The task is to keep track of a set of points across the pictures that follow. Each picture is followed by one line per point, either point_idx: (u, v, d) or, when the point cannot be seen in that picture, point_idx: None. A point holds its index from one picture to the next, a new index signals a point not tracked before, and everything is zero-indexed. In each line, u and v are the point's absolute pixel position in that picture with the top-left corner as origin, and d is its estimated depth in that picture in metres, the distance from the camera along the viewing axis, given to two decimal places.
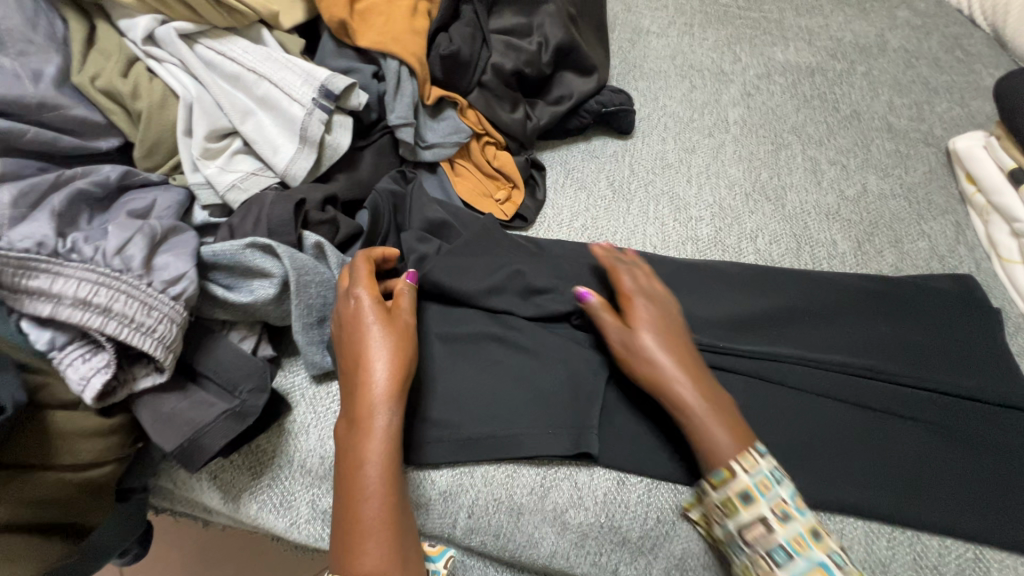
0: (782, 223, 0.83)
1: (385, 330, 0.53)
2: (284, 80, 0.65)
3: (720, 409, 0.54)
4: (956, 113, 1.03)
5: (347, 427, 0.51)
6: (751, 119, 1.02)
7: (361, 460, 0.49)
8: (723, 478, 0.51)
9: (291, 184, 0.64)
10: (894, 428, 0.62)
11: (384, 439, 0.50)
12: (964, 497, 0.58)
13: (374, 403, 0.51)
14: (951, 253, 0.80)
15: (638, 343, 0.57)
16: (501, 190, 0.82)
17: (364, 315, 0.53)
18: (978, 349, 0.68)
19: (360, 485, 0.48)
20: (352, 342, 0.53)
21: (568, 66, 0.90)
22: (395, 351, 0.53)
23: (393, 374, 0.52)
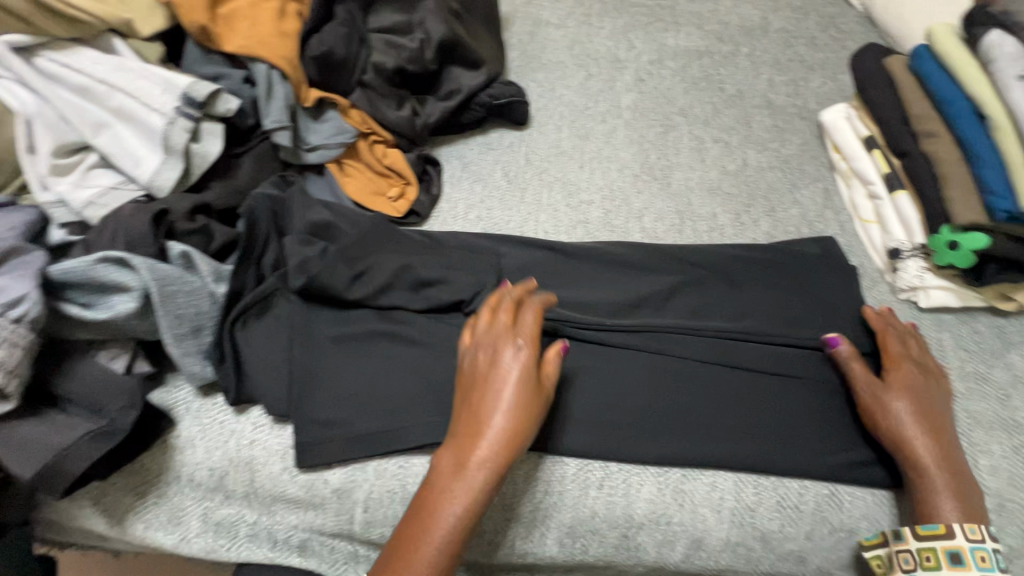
0: (667, 200, 0.88)
1: (519, 379, 0.53)
2: (140, 89, 0.63)
3: (965, 478, 0.57)
4: (828, 88, 1.08)
5: (456, 467, 0.51)
6: (642, 103, 1.03)
7: (447, 495, 0.50)
8: (936, 531, 0.54)
9: (158, 196, 0.63)
10: (765, 383, 0.66)
11: (467, 490, 0.50)
12: (822, 439, 0.63)
13: (482, 442, 0.51)
14: (819, 217, 0.86)
15: (889, 404, 0.60)
16: (394, 187, 0.82)
17: (510, 376, 0.53)
18: (844, 304, 0.73)
19: (415, 536, 0.49)
20: (481, 400, 0.52)
21: (456, 60, 0.91)
22: (527, 409, 0.52)
23: (515, 422, 0.52)
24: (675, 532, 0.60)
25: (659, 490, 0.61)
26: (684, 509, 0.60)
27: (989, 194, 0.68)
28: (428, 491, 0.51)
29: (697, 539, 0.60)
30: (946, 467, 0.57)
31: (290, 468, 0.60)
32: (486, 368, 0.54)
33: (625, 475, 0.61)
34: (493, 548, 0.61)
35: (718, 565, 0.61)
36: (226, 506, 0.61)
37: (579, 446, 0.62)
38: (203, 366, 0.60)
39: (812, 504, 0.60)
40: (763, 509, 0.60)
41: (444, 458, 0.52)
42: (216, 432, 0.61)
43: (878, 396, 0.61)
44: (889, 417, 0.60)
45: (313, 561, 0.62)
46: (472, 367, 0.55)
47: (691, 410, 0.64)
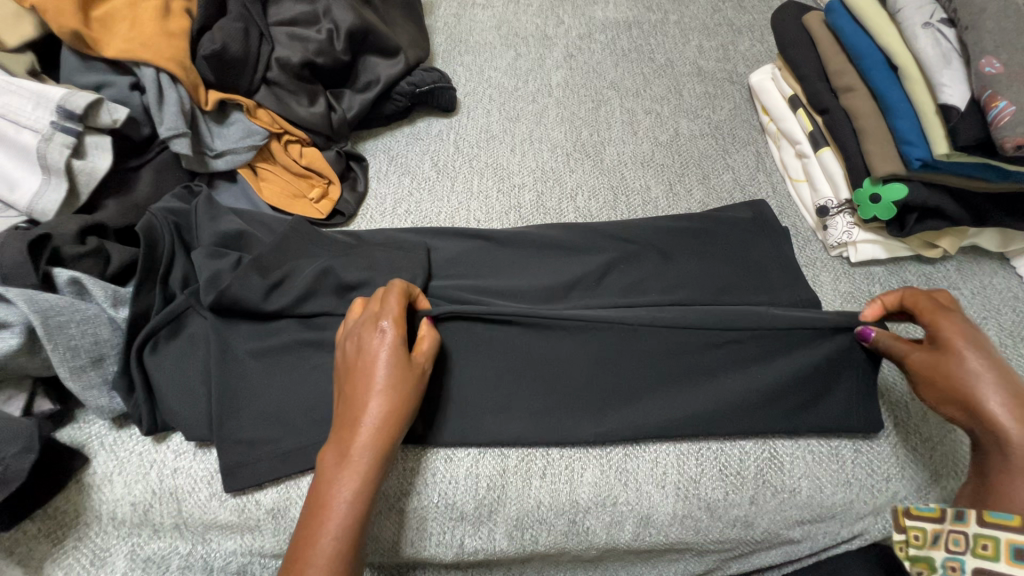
0: (600, 177, 0.87)
1: (382, 353, 0.52)
2: (9, 107, 0.58)
3: None
4: (757, 50, 1.06)
5: (337, 456, 0.50)
6: (572, 80, 0.99)
7: (333, 479, 0.49)
8: (1005, 519, 0.44)
9: (41, 220, 0.58)
10: (712, 351, 0.62)
11: (357, 475, 0.49)
12: (762, 402, 0.61)
13: (358, 419, 0.51)
14: (752, 181, 0.86)
15: (953, 366, 0.50)
16: (315, 188, 0.79)
17: (377, 358, 0.52)
18: (777, 264, 0.73)
19: (315, 525, 0.47)
20: (354, 388, 0.52)
21: (370, 49, 0.86)
22: (400, 392, 0.52)
23: (390, 405, 0.51)
24: (622, 513, 0.59)
25: (602, 472, 0.60)
26: (628, 488, 0.60)
27: (904, 144, 0.69)
28: (318, 485, 0.49)
29: (644, 516, 0.59)
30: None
31: (218, 494, 0.57)
32: (357, 359, 0.53)
33: (567, 461, 0.61)
34: (441, 548, 0.60)
35: (668, 540, 0.61)
36: (156, 540, 0.58)
37: (516, 432, 0.60)
38: (109, 398, 0.56)
39: (753, 470, 0.61)
40: (706, 479, 0.60)
41: (327, 452, 0.50)
42: (135, 464, 0.58)
43: (931, 363, 0.52)
44: (950, 386, 0.50)
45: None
46: (348, 359, 0.54)
47: (627, 384, 0.62)
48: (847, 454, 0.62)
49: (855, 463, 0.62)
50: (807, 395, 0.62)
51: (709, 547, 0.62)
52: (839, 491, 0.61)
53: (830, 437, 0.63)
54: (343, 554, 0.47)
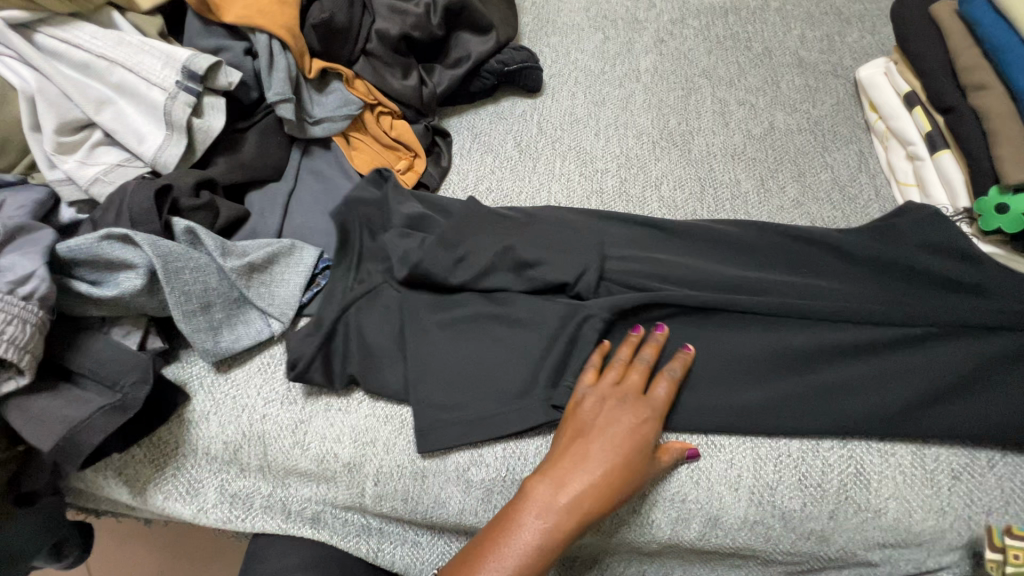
0: (687, 167, 0.84)
1: (629, 412, 0.55)
2: (141, 64, 0.61)
3: None
4: (866, 42, 0.98)
5: (549, 491, 0.51)
6: (663, 66, 0.96)
7: (529, 511, 0.50)
8: None
9: (163, 172, 0.62)
10: (795, 327, 0.63)
11: (555, 515, 0.50)
12: (861, 384, 0.60)
13: (584, 469, 0.52)
14: (852, 181, 0.81)
15: None
16: (402, 160, 0.80)
17: (621, 426, 0.54)
18: (908, 264, 0.64)
19: (498, 544, 0.49)
20: (589, 440, 0.54)
21: (464, 25, 0.87)
22: (625, 449, 0.53)
23: (615, 460, 0.53)
24: (691, 510, 0.58)
25: (673, 467, 0.59)
26: (699, 487, 0.58)
27: None
28: (518, 505, 0.51)
29: (713, 517, 0.58)
30: None
31: (300, 443, 0.61)
32: (602, 403, 0.56)
33: None
34: None
35: (735, 544, 0.59)
36: (243, 479, 0.62)
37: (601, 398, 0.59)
38: (214, 341, 0.60)
39: (836, 484, 0.58)
40: (783, 487, 0.58)
41: (538, 481, 0.52)
42: (229, 406, 0.62)
43: None
44: None
45: (330, 535, 0.63)
46: (597, 394, 0.57)
47: (709, 370, 0.61)
48: (943, 480, 0.58)
49: (951, 492, 0.57)
50: (912, 380, 0.59)
51: (776, 558, 0.60)
52: (931, 519, 0.57)
53: (925, 459, 0.59)
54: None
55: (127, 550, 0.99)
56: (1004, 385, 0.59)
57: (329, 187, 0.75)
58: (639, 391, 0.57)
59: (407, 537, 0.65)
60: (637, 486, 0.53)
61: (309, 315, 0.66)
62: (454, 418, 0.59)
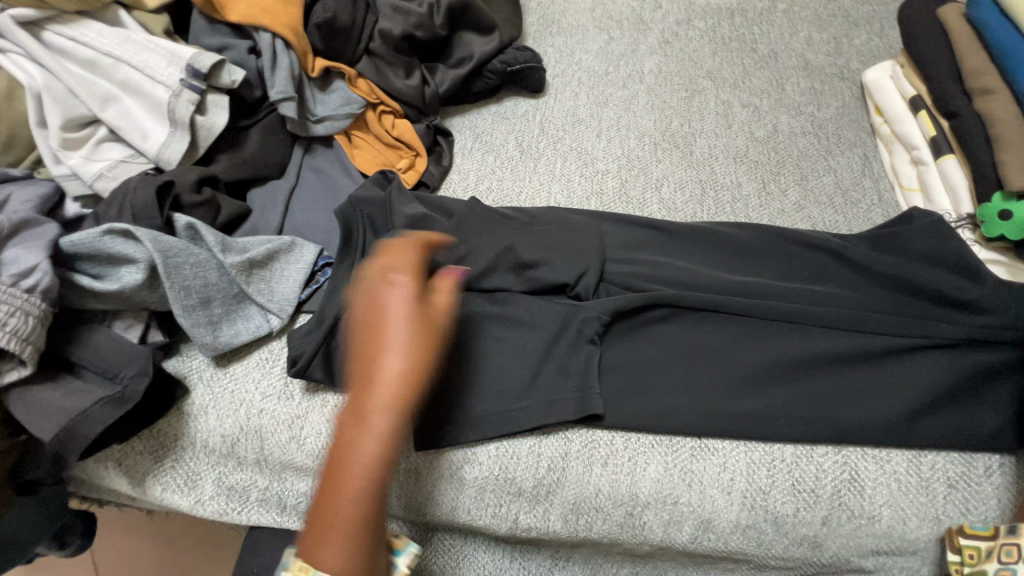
0: (688, 169, 0.83)
1: (416, 318, 0.44)
2: (145, 62, 0.62)
3: None
4: (874, 45, 0.97)
5: (348, 429, 0.41)
6: (667, 67, 0.96)
7: (358, 458, 0.40)
8: None
9: (166, 169, 0.63)
10: (791, 332, 0.63)
11: (388, 432, 0.41)
12: (856, 392, 0.60)
13: (381, 399, 0.41)
14: (856, 186, 0.80)
15: None
16: (403, 159, 0.80)
17: (396, 310, 0.43)
18: (906, 270, 0.64)
19: (335, 489, 0.40)
20: (375, 346, 0.42)
21: (468, 25, 0.87)
22: (399, 346, 0.42)
23: (413, 366, 0.42)
24: (682, 513, 0.58)
25: (666, 469, 0.59)
26: (691, 489, 0.58)
27: None
28: (338, 447, 0.41)
29: (704, 520, 0.58)
30: None
31: (297, 438, 0.61)
32: (374, 286, 0.45)
33: (631, 454, 0.60)
34: (508, 529, 0.61)
35: (727, 548, 0.59)
36: (240, 472, 0.63)
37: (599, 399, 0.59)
38: (213, 336, 0.60)
39: (830, 490, 0.57)
40: (776, 492, 0.58)
41: (342, 420, 0.42)
42: (227, 400, 0.62)
43: None
44: None
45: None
46: (364, 293, 0.46)
47: (704, 377, 0.61)
48: (939, 488, 0.57)
49: (947, 500, 0.57)
50: (907, 390, 0.59)
51: (769, 562, 0.60)
52: (925, 527, 0.56)
53: (921, 466, 0.58)
54: (360, 509, 0.40)
55: (129, 540, 1.00)
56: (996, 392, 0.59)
57: (330, 185, 0.76)
58: (420, 271, 0.48)
59: (400, 533, 0.66)
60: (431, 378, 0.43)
61: (308, 311, 0.67)
62: (448, 415, 0.59)
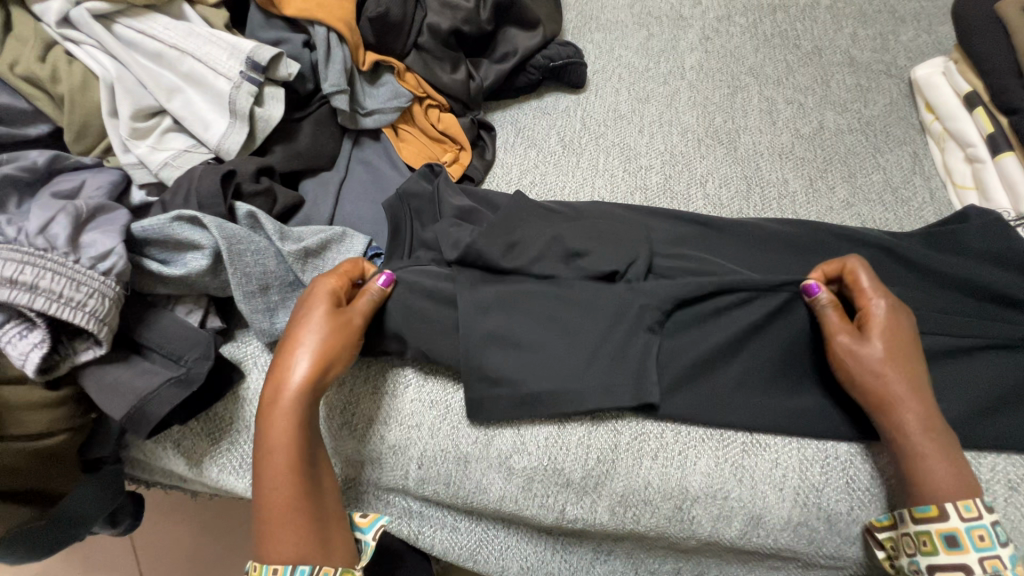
0: (733, 165, 0.83)
1: (318, 321, 0.54)
2: (208, 55, 0.64)
3: (953, 453, 0.51)
4: (922, 41, 0.95)
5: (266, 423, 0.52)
6: (708, 63, 0.95)
7: (272, 445, 0.51)
8: (930, 512, 0.50)
9: (226, 159, 0.65)
10: None
11: (295, 427, 0.52)
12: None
13: (282, 391, 0.52)
14: (906, 184, 0.79)
15: (874, 358, 0.54)
16: (448, 152, 0.81)
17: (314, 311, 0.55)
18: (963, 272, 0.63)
19: (263, 480, 0.51)
20: (284, 346, 0.54)
21: (512, 21, 0.87)
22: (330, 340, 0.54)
23: (312, 366, 0.53)
24: (733, 508, 0.58)
25: (716, 464, 0.59)
26: (742, 485, 0.58)
27: None
28: (260, 440, 0.51)
29: (755, 516, 0.58)
30: (926, 433, 0.52)
31: (348, 424, 0.63)
32: (303, 301, 0.56)
33: (681, 447, 0.60)
34: (554, 520, 0.62)
35: (776, 545, 0.58)
36: None
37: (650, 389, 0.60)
38: (270, 322, 0.62)
39: (884, 490, 0.57)
40: (829, 489, 0.57)
41: (260, 418, 0.52)
42: None
43: (852, 349, 0.55)
44: (860, 376, 0.54)
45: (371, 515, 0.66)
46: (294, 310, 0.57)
47: (758, 374, 0.60)
48: (999, 490, 0.56)
49: (1008, 503, 0.55)
50: (967, 392, 0.58)
51: (819, 561, 0.59)
52: None
53: (980, 467, 0.57)
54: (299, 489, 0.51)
55: (171, 523, 1.03)
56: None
57: (378, 177, 0.77)
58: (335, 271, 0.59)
59: (446, 521, 0.67)
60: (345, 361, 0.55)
61: None
62: (500, 406, 0.60)
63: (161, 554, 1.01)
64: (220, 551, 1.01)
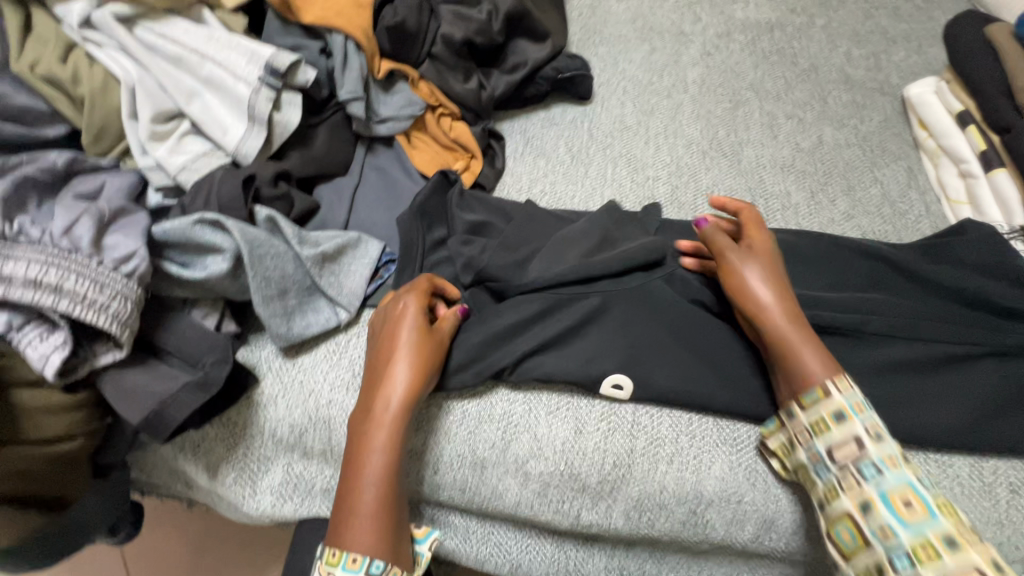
0: (737, 177, 0.85)
1: (418, 331, 0.57)
2: (229, 60, 0.64)
3: (820, 349, 0.55)
4: (912, 62, 0.99)
5: (365, 426, 0.54)
6: (710, 78, 0.98)
7: (370, 446, 0.53)
8: (826, 468, 0.52)
9: (243, 163, 0.65)
10: (854, 341, 0.63)
11: (394, 430, 0.53)
12: (918, 399, 0.61)
13: (384, 394, 0.54)
14: (903, 198, 0.82)
15: (733, 258, 0.59)
16: (459, 161, 0.82)
17: (416, 319, 0.57)
18: (960, 285, 0.66)
19: (354, 479, 0.52)
20: (382, 355, 0.57)
21: (522, 33, 0.89)
22: (426, 347, 0.57)
23: (412, 371, 0.55)
24: (745, 512, 0.59)
25: (730, 469, 0.60)
26: (756, 489, 0.59)
27: None
28: (357, 441, 0.54)
29: (767, 519, 0.59)
30: (803, 337, 0.55)
31: None
32: (394, 315, 0.58)
33: (696, 452, 0.61)
34: (568, 524, 0.63)
35: (787, 548, 0.60)
36: (306, 462, 0.64)
37: (666, 391, 0.61)
38: (287, 327, 0.62)
39: None
40: None
41: (359, 421, 0.55)
42: (297, 390, 0.63)
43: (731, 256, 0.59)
44: (738, 280, 0.59)
45: None
46: (384, 322, 0.59)
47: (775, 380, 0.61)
48: (1000, 493, 0.59)
49: (1009, 505, 0.58)
50: (969, 398, 0.61)
51: (827, 563, 0.61)
52: (988, 530, 0.57)
53: (983, 471, 0.60)
54: (385, 487, 0.52)
55: (166, 534, 1.01)
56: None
57: (392, 184, 0.78)
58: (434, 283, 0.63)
59: (457, 530, 0.67)
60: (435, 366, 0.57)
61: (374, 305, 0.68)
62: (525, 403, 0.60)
63: (158, 567, 0.99)
64: (218, 564, 0.99)
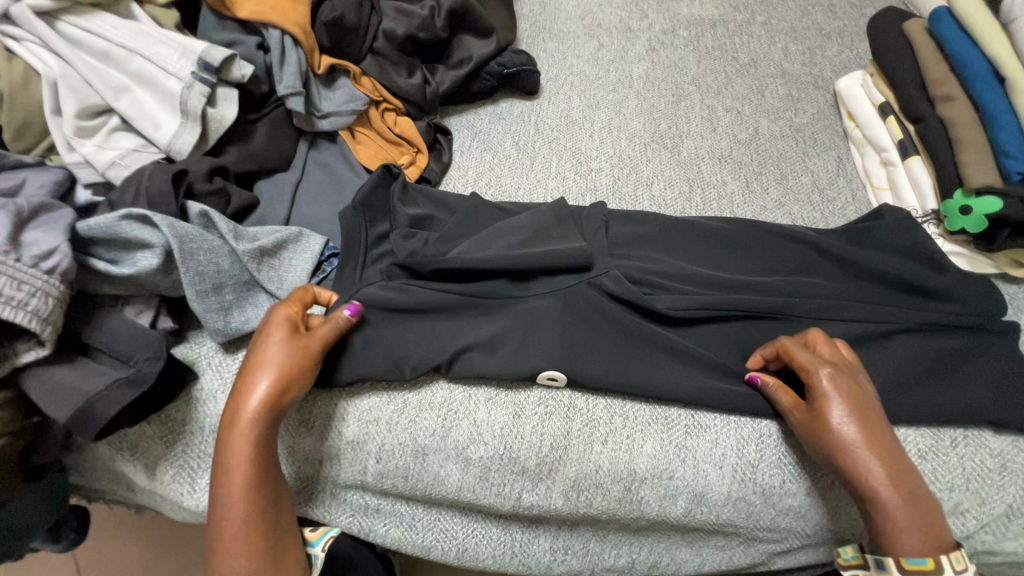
0: (677, 168, 0.88)
1: (278, 343, 0.55)
2: (159, 55, 0.64)
3: (930, 513, 0.52)
4: (845, 56, 1.04)
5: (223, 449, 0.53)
6: (654, 73, 1.01)
7: (229, 467, 0.52)
8: (924, 564, 0.50)
9: (177, 159, 0.64)
10: (777, 324, 0.67)
11: (251, 446, 0.52)
12: None
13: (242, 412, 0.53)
14: (831, 186, 0.86)
15: (836, 421, 0.54)
16: (404, 155, 0.82)
17: (277, 332, 0.56)
18: (879, 267, 0.70)
19: (218, 503, 0.51)
20: (241, 374, 0.55)
21: (467, 29, 0.90)
22: (287, 358, 0.55)
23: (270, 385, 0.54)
24: (677, 487, 0.62)
25: (661, 446, 0.62)
26: (686, 465, 0.62)
27: (1005, 156, 0.70)
28: (216, 463, 0.52)
29: (698, 494, 0.62)
30: (906, 504, 0.52)
31: (303, 422, 0.63)
32: (258, 329, 0.58)
33: (629, 431, 0.63)
34: (510, 507, 0.64)
35: (719, 520, 0.63)
36: None
37: (600, 371, 0.64)
38: (224, 321, 0.62)
39: (815, 461, 0.62)
40: (765, 465, 0.62)
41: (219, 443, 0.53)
42: None
43: (811, 422, 0.56)
44: (832, 441, 0.54)
45: (348, 520, 0.67)
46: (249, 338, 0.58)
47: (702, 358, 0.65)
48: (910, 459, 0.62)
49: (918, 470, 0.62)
50: (885, 371, 0.64)
51: (757, 534, 0.64)
52: None
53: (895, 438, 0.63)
54: (252, 507, 0.51)
55: (121, 539, 0.99)
56: (973, 371, 0.65)
57: (335, 179, 0.78)
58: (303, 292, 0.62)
59: (403, 519, 0.68)
60: (299, 374, 0.56)
61: None
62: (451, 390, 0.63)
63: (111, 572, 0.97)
64: (173, 566, 0.98)
